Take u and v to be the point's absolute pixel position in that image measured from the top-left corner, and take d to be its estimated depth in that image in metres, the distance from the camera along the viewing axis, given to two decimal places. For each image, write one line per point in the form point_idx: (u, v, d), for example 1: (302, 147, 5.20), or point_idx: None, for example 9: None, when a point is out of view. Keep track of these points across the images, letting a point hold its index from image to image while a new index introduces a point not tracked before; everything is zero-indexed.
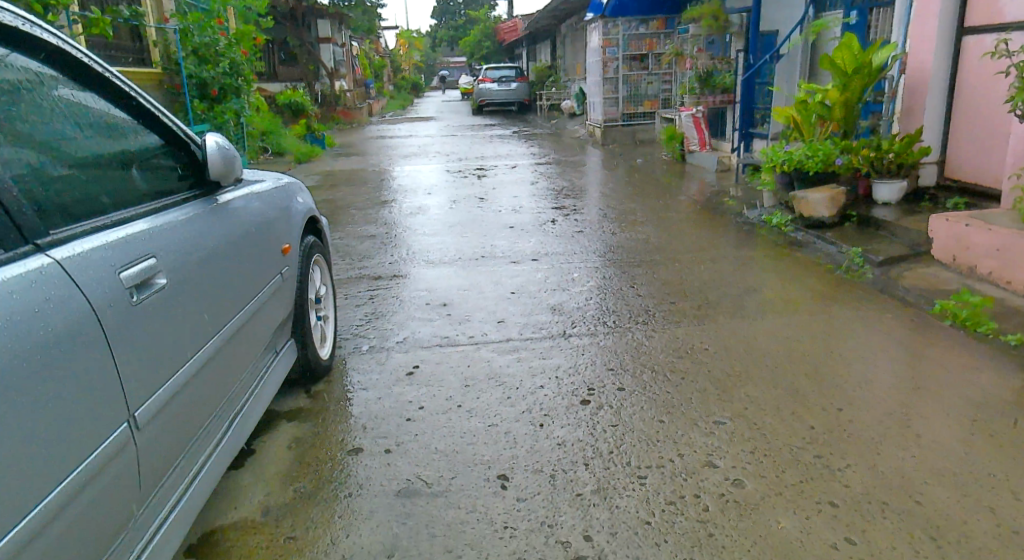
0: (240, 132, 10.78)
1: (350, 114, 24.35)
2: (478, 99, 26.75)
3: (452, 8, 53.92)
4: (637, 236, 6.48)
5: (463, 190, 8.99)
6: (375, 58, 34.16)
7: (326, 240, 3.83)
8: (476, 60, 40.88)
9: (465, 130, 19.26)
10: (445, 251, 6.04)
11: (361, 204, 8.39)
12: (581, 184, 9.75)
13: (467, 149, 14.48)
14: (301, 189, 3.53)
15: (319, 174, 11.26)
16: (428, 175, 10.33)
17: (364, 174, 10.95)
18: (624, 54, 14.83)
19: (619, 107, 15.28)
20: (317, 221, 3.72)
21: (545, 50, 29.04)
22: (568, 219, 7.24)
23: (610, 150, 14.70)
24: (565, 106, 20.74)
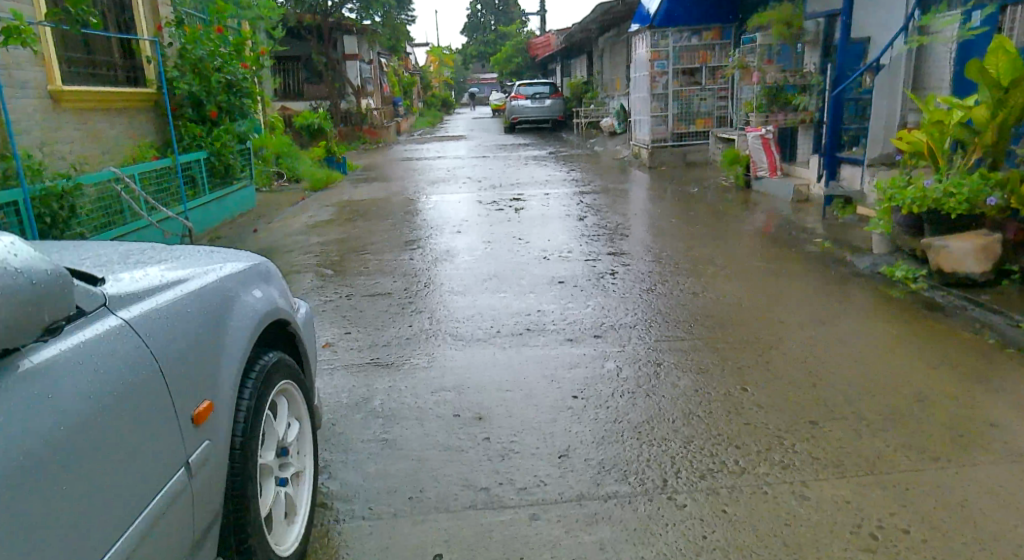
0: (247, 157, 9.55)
1: (375, 132, 23.34)
2: (511, 116, 25.53)
3: (484, 24, 53.14)
4: (724, 294, 5.07)
5: (498, 227, 7.66)
6: (404, 75, 33.26)
7: (297, 346, 2.57)
8: (507, 76, 39.84)
9: (497, 151, 18.02)
10: (479, 318, 4.70)
11: (381, 244, 7.13)
12: (634, 217, 8.42)
13: (501, 173, 13.17)
14: (247, 281, 2.30)
15: (337, 203, 10.05)
16: (460, 207, 9.02)
17: (387, 204, 9.68)
18: (674, 67, 13.47)
19: (668, 125, 13.87)
20: (282, 321, 2.46)
21: (581, 65, 27.71)
22: (630, 268, 5.87)
23: (658, 174, 13.31)
24: (604, 123, 19.38)
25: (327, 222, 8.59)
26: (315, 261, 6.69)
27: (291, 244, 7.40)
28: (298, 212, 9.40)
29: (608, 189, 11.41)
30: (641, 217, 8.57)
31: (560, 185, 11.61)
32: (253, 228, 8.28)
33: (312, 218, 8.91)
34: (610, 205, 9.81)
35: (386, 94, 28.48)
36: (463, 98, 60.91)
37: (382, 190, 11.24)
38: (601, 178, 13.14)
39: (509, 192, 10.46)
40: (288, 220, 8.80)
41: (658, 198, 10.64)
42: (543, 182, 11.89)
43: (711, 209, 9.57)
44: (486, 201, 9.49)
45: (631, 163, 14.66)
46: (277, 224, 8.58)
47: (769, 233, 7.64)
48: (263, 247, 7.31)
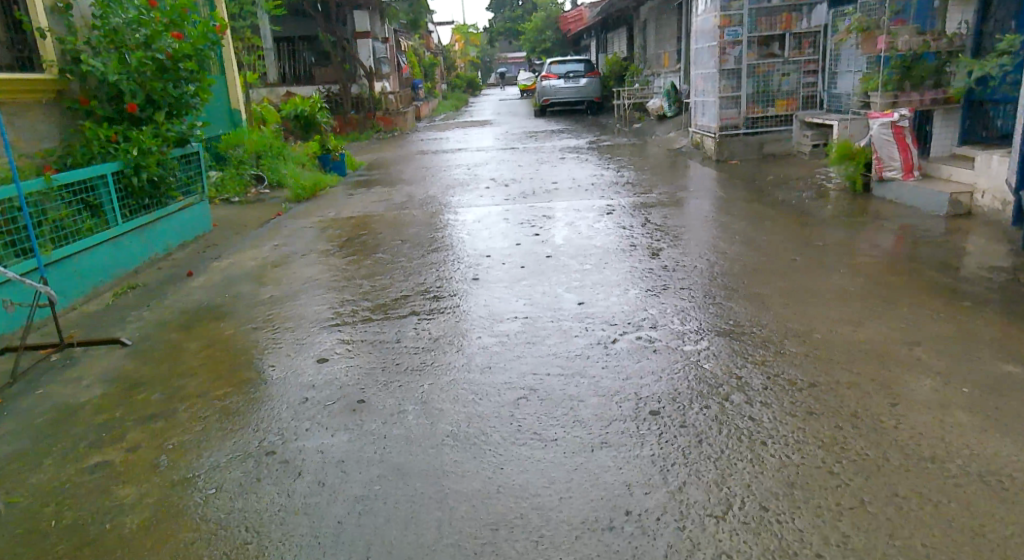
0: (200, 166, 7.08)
1: (390, 119, 20.93)
2: (542, 98, 22.94)
3: (512, 0, 50.41)
4: (990, 457, 2.58)
5: (534, 271, 5.19)
6: (425, 56, 30.83)
7: None
8: (536, 55, 37.14)
9: (528, 141, 15.50)
10: (508, 548, 2.28)
11: (361, 302, 4.74)
12: (730, 239, 5.90)
13: (533, 170, 10.69)
14: None
15: (321, 219, 7.67)
16: (484, 232, 6.55)
17: (383, 222, 7.26)
18: (749, 36, 10.77)
19: (740, 107, 11.13)
20: None
21: (620, 41, 24.92)
22: (765, 374, 3.36)
23: (729, 171, 10.70)
24: (652, 105, 16.71)
25: (296, 255, 6.23)
26: (254, 334, 4.32)
27: (233, 298, 5.05)
28: (265, 235, 7.03)
29: (673, 188, 8.88)
30: (737, 238, 6.06)
31: (609, 183, 9.12)
32: (192, 267, 5.94)
33: (280, 247, 6.55)
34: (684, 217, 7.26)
35: (405, 77, 26.08)
36: (491, 78, 58.17)
37: (384, 198, 8.80)
38: (658, 175, 10.58)
39: (544, 201, 7.95)
40: (248, 249, 6.46)
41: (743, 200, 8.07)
42: (585, 180, 9.33)
43: (823, 221, 7.01)
44: (520, 219, 7.03)
45: (692, 156, 12.04)
46: (230, 257, 6.23)
47: (942, 270, 5.10)
48: (190, 303, 4.96)
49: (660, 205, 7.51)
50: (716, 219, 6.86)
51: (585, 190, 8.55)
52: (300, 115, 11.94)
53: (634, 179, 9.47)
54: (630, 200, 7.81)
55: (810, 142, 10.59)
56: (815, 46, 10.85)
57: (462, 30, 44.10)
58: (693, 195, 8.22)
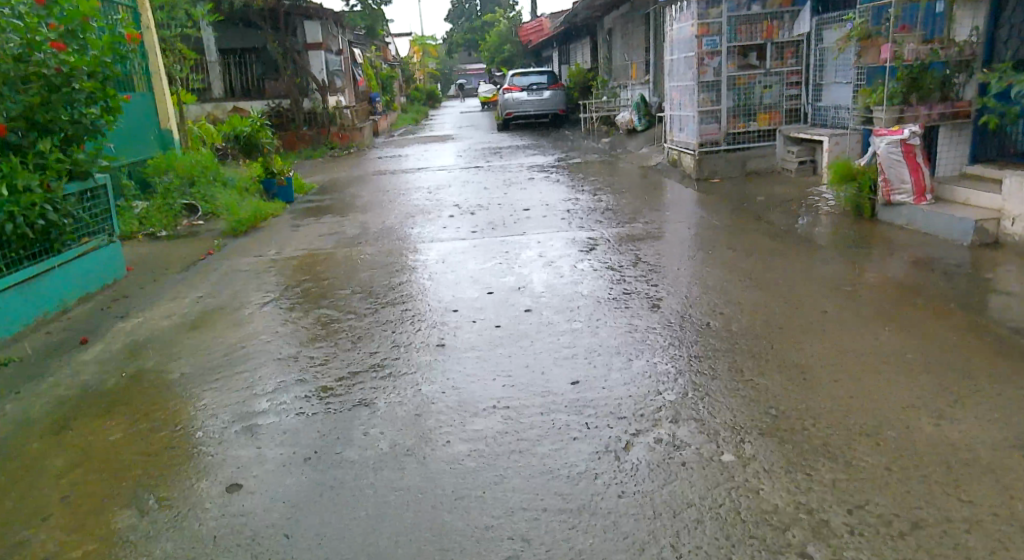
0: (104, 195, 6.04)
1: (346, 136, 19.75)
2: (504, 110, 22.01)
3: (470, 11, 49.63)
4: None
5: (512, 333, 4.23)
6: (382, 68, 29.79)
7: None
8: (497, 66, 36.31)
9: (492, 158, 14.56)
10: None
11: (291, 386, 3.71)
12: (738, 278, 4.98)
13: (499, 193, 9.75)
14: None
15: (255, 260, 6.58)
16: (449, 277, 5.55)
17: (327, 263, 6.23)
18: (728, 45, 9.90)
19: (721, 122, 10.26)
20: None
21: (583, 51, 24.16)
22: (842, 508, 2.43)
23: (710, 191, 9.86)
24: (621, 119, 15.87)
25: (217, 311, 5.15)
26: (148, 442, 3.30)
27: (129, 380, 3.99)
28: (186, 283, 5.92)
29: (655, 211, 7.97)
30: (745, 273, 5.13)
31: (584, 207, 8.18)
32: (88, 332, 4.85)
33: (201, 299, 5.46)
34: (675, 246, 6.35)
35: (361, 89, 24.98)
36: (450, 89, 57.22)
37: (332, 231, 7.75)
38: (635, 195, 9.68)
39: (516, 232, 7.01)
40: (162, 304, 5.36)
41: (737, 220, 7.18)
42: (557, 205, 8.43)
43: (834, 249, 6.15)
44: (490, 257, 6.06)
45: (668, 174, 11.17)
46: (138, 315, 5.14)
47: (1001, 319, 4.21)
48: (70, 390, 3.91)
49: (646, 234, 6.58)
50: (716, 248, 5.94)
51: (559, 217, 7.61)
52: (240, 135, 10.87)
53: (612, 202, 8.54)
54: (612, 229, 6.88)
55: (796, 159, 9.76)
56: (798, 56, 10.01)
57: (421, 42, 43.23)
58: (680, 220, 7.31)
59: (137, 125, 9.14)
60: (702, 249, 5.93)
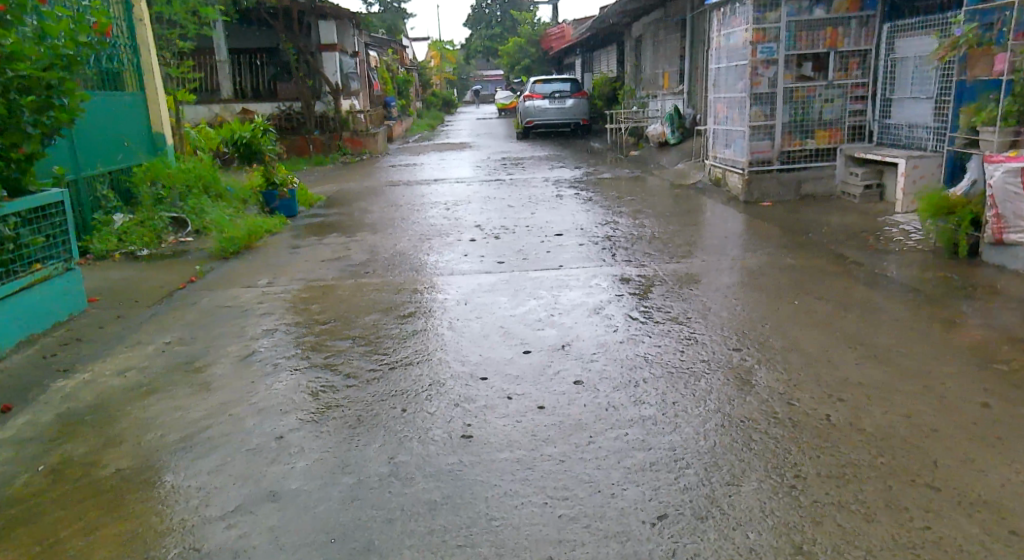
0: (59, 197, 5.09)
1: (359, 142, 18.80)
2: (525, 119, 20.99)
3: (490, 17, 48.89)
4: None
5: (562, 421, 3.17)
6: (399, 73, 28.92)
7: None
8: (516, 74, 35.40)
9: (514, 170, 13.52)
10: None
11: (258, 503, 2.69)
12: (844, 339, 3.90)
13: (525, 211, 8.70)
14: None
15: (243, 292, 5.55)
16: (474, 325, 4.51)
17: (325, 299, 5.22)
18: (786, 53, 8.80)
19: (774, 139, 9.12)
20: None
21: (609, 59, 23.14)
22: None
23: (761, 215, 8.77)
24: (652, 131, 14.83)
25: (184, 367, 4.12)
26: None
27: (47, 482, 2.97)
28: (152, 323, 4.92)
29: (709, 240, 6.89)
30: (849, 329, 4.06)
31: (625, 234, 7.11)
32: (19, 393, 3.86)
33: (167, 348, 4.44)
34: (745, 283, 5.25)
35: (376, 93, 24.00)
36: (466, 95, 56.25)
37: (335, 257, 6.72)
38: (678, 216, 8.60)
39: (550, 263, 5.94)
40: (117, 355, 4.38)
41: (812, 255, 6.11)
42: (592, 230, 7.37)
43: (941, 297, 5.05)
44: (522, 298, 5.00)
45: (710, 195, 10.07)
46: (86, 371, 4.16)
47: None
48: None
49: (707, 272, 5.52)
50: (799, 292, 4.87)
51: (598, 247, 6.55)
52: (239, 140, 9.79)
53: (656, 229, 7.46)
54: (663, 265, 5.81)
55: (860, 183, 8.56)
56: (864, 68, 8.89)
57: (438, 47, 42.48)
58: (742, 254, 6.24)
59: (123, 128, 8.24)
60: (783, 291, 4.86)
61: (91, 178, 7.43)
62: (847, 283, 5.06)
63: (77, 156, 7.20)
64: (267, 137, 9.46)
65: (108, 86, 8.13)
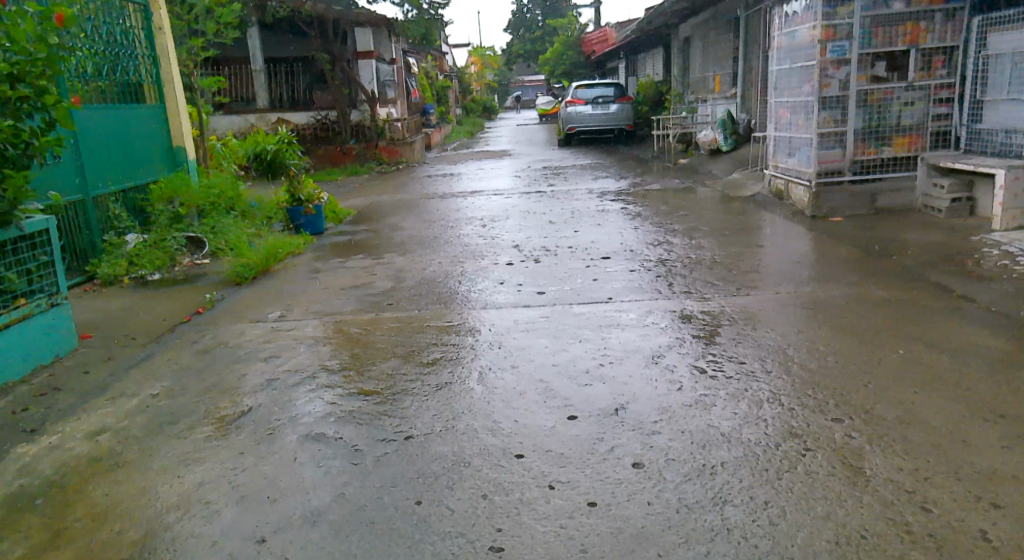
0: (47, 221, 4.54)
1: (395, 151, 18.27)
2: (567, 125, 20.22)
3: (530, 22, 48.33)
4: None
5: (623, 533, 2.45)
6: (438, 79, 28.47)
7: None
8: (557, 79, 34.71)
9: (555, 180, 12.80)
10: None
11: None
12: (972, 404, 3.10)
13: (568, 228, 7.96)
14: None
15: (249, 327, 4.93)
16: (508, 377, 3.79)
17: (340, 338, 4.59)
18: (859, 51, 7.95)
19: (846, 147, 8.26)
20: None
21: (654, 62, 22.31)
22: None
23: (829, 231, 7.92)
24: (703, 138, 13.99)
25: (164, 427, 3.50)
26: None
27: None
28: (142, 368, 4.33)
29: (777, 262, 6.07)
30: (975, 388, 3.25)
31: (681, 256, 6.33)
32: None
33: (151, 401, 3.84)
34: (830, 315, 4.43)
35: (415, 101, 23.49)
36: (507, 101, 55.69)
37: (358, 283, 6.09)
38: (737, 232, 7.78)
39: (597, 294, 5.19)
40: (94, 409, 3.78)
41: (902, 278, 5.26)
42: (643, 252, 6.60)
43: None
44: (567, 341, 4.27)
45: (771, 208, 9.21)
46: (53, 432, 3.56)
47: None
48: None
49: (780, 303, 4.73)
50: (900, 330, 4.06)
51: (652, 271, 5.79)
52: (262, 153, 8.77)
53: (715, 249, 6.67)
54: (728, 294, 5.03)
55: (946, 196, 7.64)
56: (950, 66, 7.96)
57: (478, 53, 42.04)
58: (819, 276, 5.43)
59: (139, 142, 7.70)
60: (880, 331, 4.06)
61: (101, 197, 6.89)
62: (956, 318, 4.23)
63: (84, 174, 6.65)
64: (291, 148, 8.88)
65: (121, 98, 7.60)
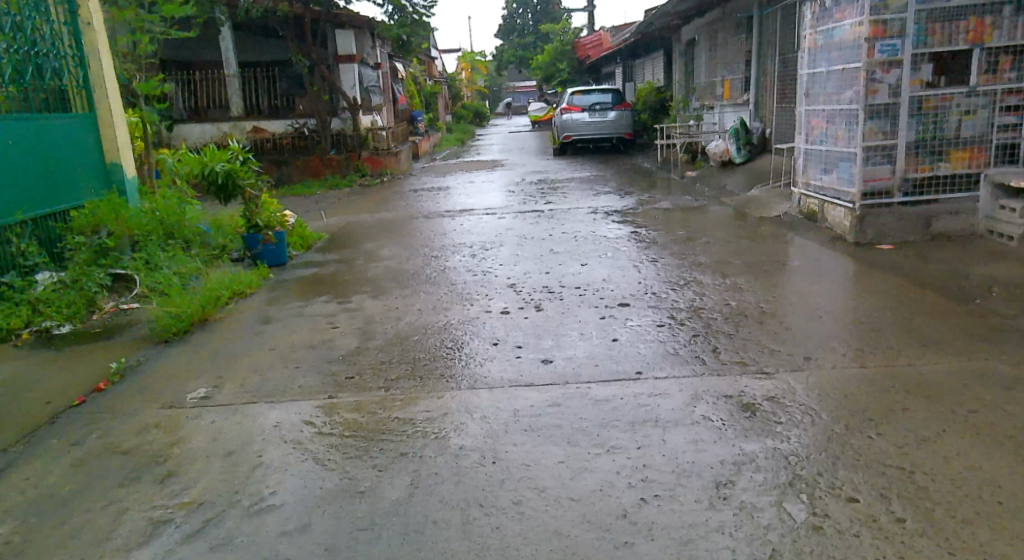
0: None
1: (378, 161, 17.01)
2: (562, 133, 18.92)
3: (522, 26, 47.20)
4: None
5: None
6: (427, 85, 27.24)
7: None
8: (551, 85, 33.58)
9: (552, 196, 11.58)
10: None
11: None
12: None
13: (572, 261, 6.75)
14: None
15: (157, 416, 3.68)
16: (509, 526, 2.59)
17: (280, 439, 3.37)
18: (913, 51, 6.83)
19: (896, 163, 7.14)
20: None
21: (653, 67, 21.21)
22: None
23: (879, 261, 6.77)
24: (713, 149, 12.89)
25: None
26: None
27: None
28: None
29: (840, 308, 4.87)
30: None
31: (718, 302, 5.12)
32: None
33: None
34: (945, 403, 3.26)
35: (401, 108, 22.24)
36: (499, 108, 54.47)
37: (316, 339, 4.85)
38: (774, 260, 6.60)
39: (620, 364, 3.98)
40: None
41: (1012, 338, 4.11)
42: (669, 297, 5.38)
43: None
44: (588, 453, 3.05)
45: (804, 231, 8.02)
46: None
47: None
48: None
49: (871, 378, 3.53)
50: None
51: (685, 328, 4.55)
52: (207, 174, 7.29)
53: (756, 289, 5.47)
54: (795, 364, 3.82)
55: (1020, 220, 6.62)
56: (1020, 67, 6.90)
57: (469, 58, 40.88)
58: (904, 331, 4.24)
59: (58, 160, 6.45)
60: None
61: None
62: None
63: None
64: (246, 166, 7.51)
65: (34, 107, 6.35)
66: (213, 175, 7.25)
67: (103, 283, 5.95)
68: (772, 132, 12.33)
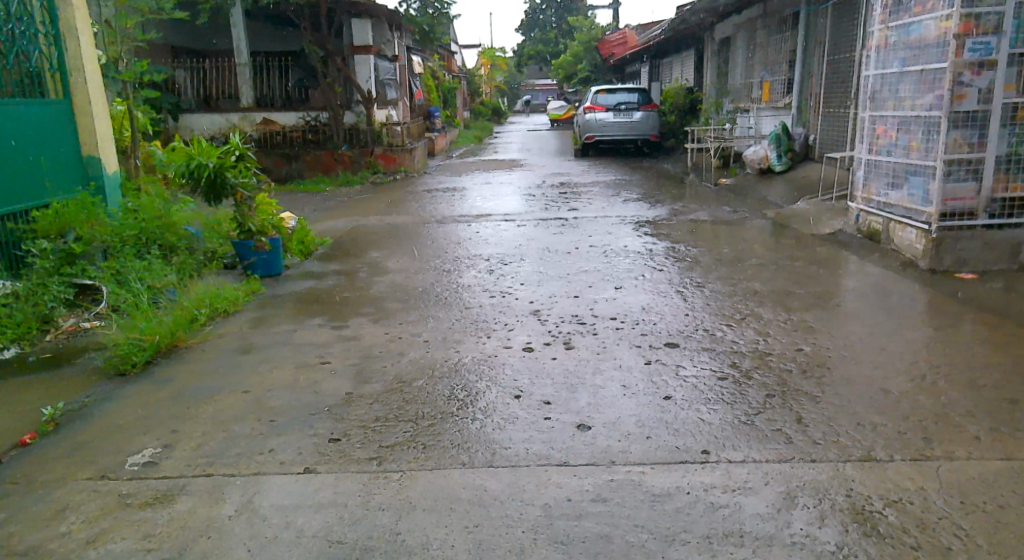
0: None
1: (392, 158, 16.07)
2: (586, 134, 18.12)
3: (543, 22, 46.30)
4: None
5: None
6: (445, 79, 26.35)
7: None
8: (572, 83, 32.67)
9: (576, 203, 10.65)
10: None
11: None
12: None
13: (605, 284, 5.86)
14: None
15: (81, 495, 2.83)
16: None
17: (240, 537, 2.54)
18: (1010, 51, 5.95)
19: (981, 179, 6.26)
20: None
21: (682, 67, 20.30)
22: None
23: (963, 292, 5.87)
24: (749, 155, 11.97)
25: None
26: None
27: None
28: None
29: (942, 361, 4.00)
30: None
31: (789, 347, 4.25)
32: None
33: None
34: None
35: (417, 103, 21.37)
36: (517, 105, 53.58)
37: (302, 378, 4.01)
38: (841, 288, 5.71)
39: (678, 437, 3.12)
40: None
41: None
42: (724, 336, 4.49)
43: None
44: None
45: (864, 253, 7.11)
46: None
47: None
48: None
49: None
50: None
51: (754, 385, 3.67)
52: (192, 168, 6.40)
53: (830, 329, 4.60)
54: (913, 449, 2.96)
55: None
56: None
57: (489, 53, 39.96)
58: None
59: (21, 152, 5.61)
60: None
61: None
62: None
63: None
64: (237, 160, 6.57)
65: None
66: (200, 173, 6.36)
67: (64, 295, 5.13)
68: (816, 139, 11.42)
